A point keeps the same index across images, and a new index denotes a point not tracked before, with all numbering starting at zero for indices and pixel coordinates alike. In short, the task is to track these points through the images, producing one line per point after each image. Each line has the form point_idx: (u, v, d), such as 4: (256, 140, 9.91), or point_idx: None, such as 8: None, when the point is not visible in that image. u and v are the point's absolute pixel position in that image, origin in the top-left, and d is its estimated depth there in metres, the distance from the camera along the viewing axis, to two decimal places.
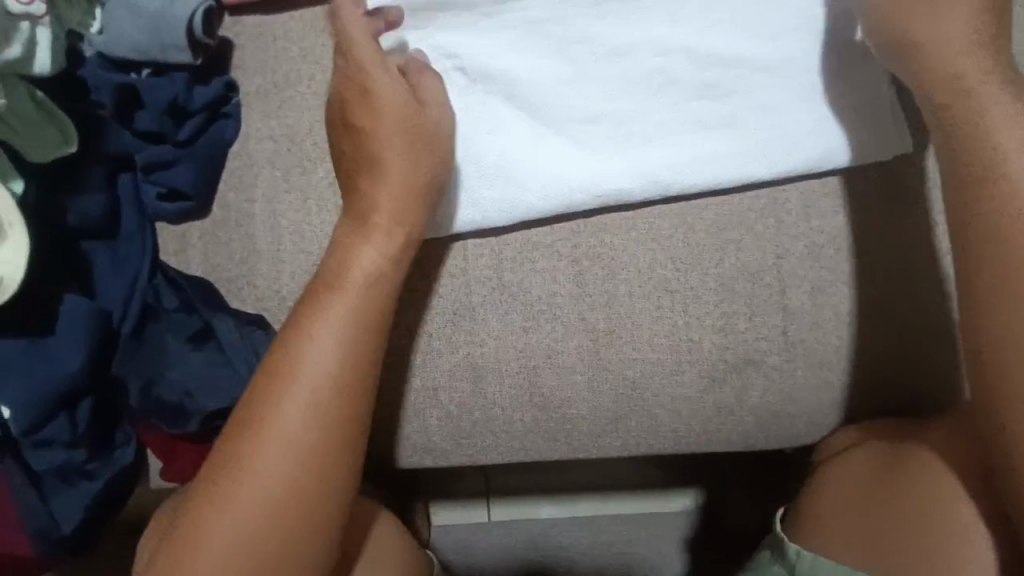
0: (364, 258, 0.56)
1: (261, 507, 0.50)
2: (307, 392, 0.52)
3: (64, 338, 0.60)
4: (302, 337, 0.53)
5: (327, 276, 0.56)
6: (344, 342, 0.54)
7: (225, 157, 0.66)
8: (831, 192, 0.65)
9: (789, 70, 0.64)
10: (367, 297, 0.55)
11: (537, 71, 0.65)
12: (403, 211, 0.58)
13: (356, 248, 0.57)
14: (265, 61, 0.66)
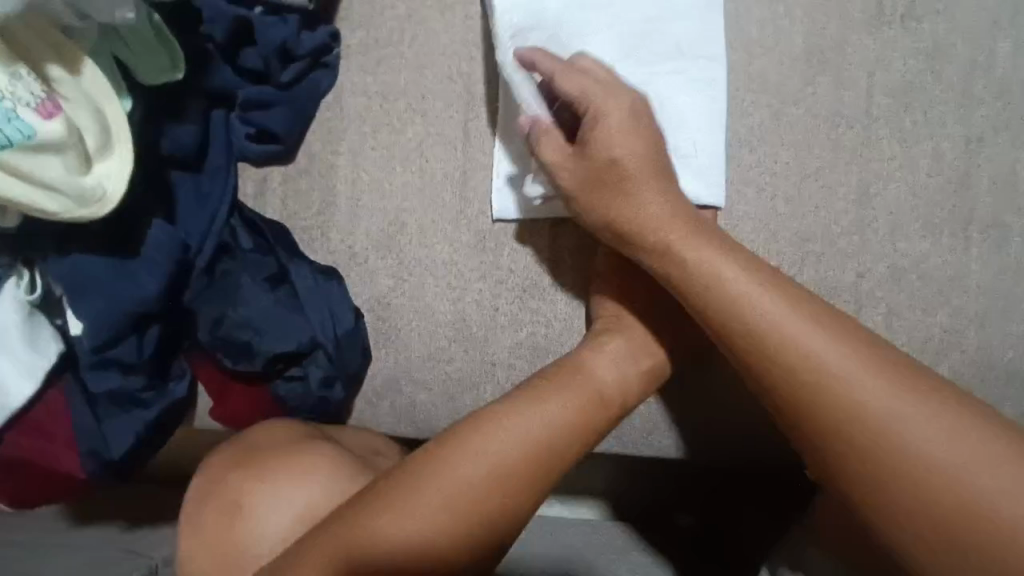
0: (603, 369, 0.57)
1: (425, 523, 0.48)
2: (546, 409, 0.53)
3: (145, 262, 0.60)
4: (543, 403, 0.53)
5: (561, 367, 0.57)
6: (564, 431, 0.53)
7: (317, 106, 0.66)
8: (921, 217, 0.63)
9: (898, 88, 0.63)
10: (596, 399, 0.55)
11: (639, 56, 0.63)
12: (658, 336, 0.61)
13: (599, 362, 0.57)
14: (369, 16, 0.66)
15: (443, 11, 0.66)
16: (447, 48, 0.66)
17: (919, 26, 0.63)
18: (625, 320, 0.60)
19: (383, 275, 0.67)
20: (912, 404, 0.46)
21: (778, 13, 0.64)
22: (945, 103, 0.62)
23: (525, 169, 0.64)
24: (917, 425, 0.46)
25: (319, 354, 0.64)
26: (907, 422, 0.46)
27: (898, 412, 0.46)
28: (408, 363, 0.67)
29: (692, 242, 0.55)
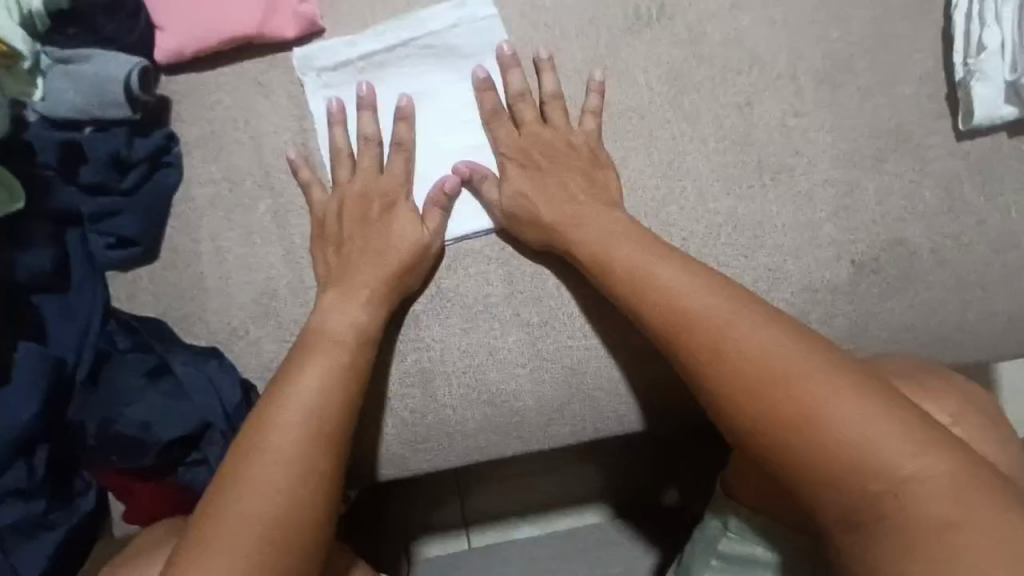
0: (338, 312, 0.66)
1: (254, 524, 0.54)
2: (295, 402, 0.60)
3: (20, 385, 0.62)
4: (294, 378, 0.62)
5: (310, 334, 0.65)
6: (324, 394, 0.62)
7: (168, 203, 0.71)
8: (722, 177, 0.72)
9: (673, 76, 0.73)
10: (336, 336, 0.65)
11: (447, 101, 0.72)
12: (373, 273, 0.67)
13: (338, 300, 0.67)
14: (201, 112, 0.72)
15: (267, 93, 0.72)
16: (280, 124, 0.72)
17: (674, 22, 0.73)
18: (344, 264, 0.68)
19: (265, 343, 0.70)
20: (766, 336, 0.54)
21: (558, 36, 0.73)
22: (715, 80, 0.73)
23: None
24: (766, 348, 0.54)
25: (214, 432, 0.67)
26: (754, 340, 0.54)
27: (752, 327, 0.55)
28: None
29: (588, 220, 0.67)
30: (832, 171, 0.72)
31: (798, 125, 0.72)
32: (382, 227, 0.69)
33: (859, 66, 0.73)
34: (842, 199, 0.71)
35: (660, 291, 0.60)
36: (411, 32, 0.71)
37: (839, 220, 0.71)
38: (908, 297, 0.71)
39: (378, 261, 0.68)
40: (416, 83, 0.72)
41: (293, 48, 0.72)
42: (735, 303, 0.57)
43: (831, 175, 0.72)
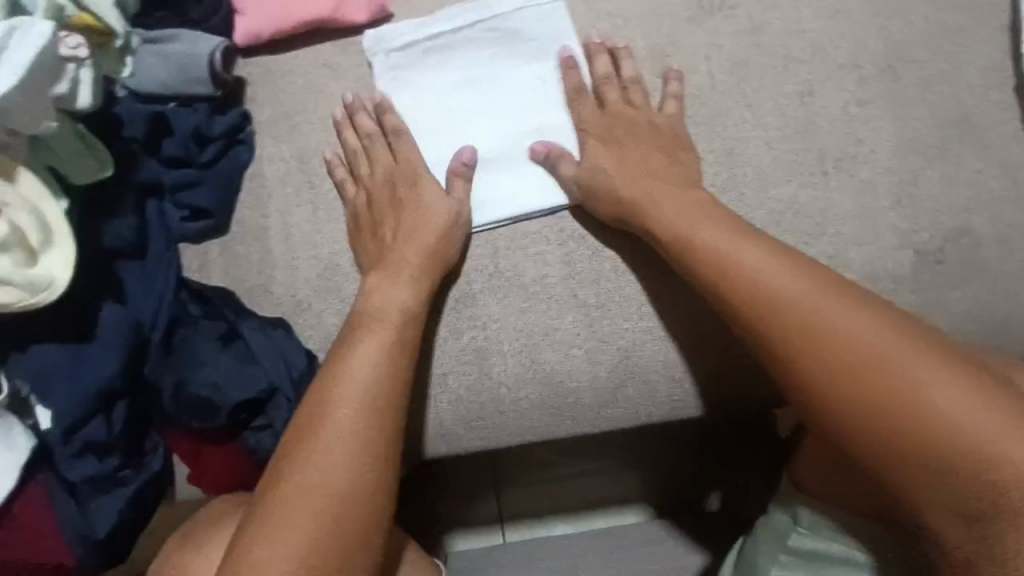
0: (386, 291, 0.67)
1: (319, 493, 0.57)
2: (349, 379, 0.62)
3: (102, 344, 0.65)
4: (345, 356, 0.64)
5: (359, 313, 0.67)
6: (376, 369, 0.63)
7: (240, 179, 0.74)
8: (783, 165, 0.72)
9: (735, 64, 0.73)
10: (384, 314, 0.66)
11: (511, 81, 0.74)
12: (418, 253, 0.69)
13: (389, 280, 0.68)
14: (275, 93, 0.75)
15: (337, 76, 0.75)
16: (348, 106, 0.75)
17: (736, 11, 0.74)
18: (392, 248, 0.70)
19: (328, 316, 0.72)
20: (854, 321, 0.56)
21: (620, 24, 0.74)
22: (777, 68, 0.73)
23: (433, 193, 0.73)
24: (856, 331, 0.56)
25: (279, 398, 0.69)
26: (841, 324, 0.56)
27: (833, 311, 0.57)
28: None
29: (665, 199, 0.68)
30: (895, 160, 0.71)
31: (860, 114, 0.72)
32: (431, 208, 0.71)
33: (923, 56, 0.73)
34: (906, 188, 0.71)
35: (749, 275, 0.61)
36: (477, 15, 0.74)
37: (902, 209, 0.71)
38: (973, 288, 0.70)
39: (428, 240, 0.70)
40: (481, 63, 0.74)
41: (364, 32, 0.75)
42: (819, 286, 0.59)
43: (893, 164, 0.71)
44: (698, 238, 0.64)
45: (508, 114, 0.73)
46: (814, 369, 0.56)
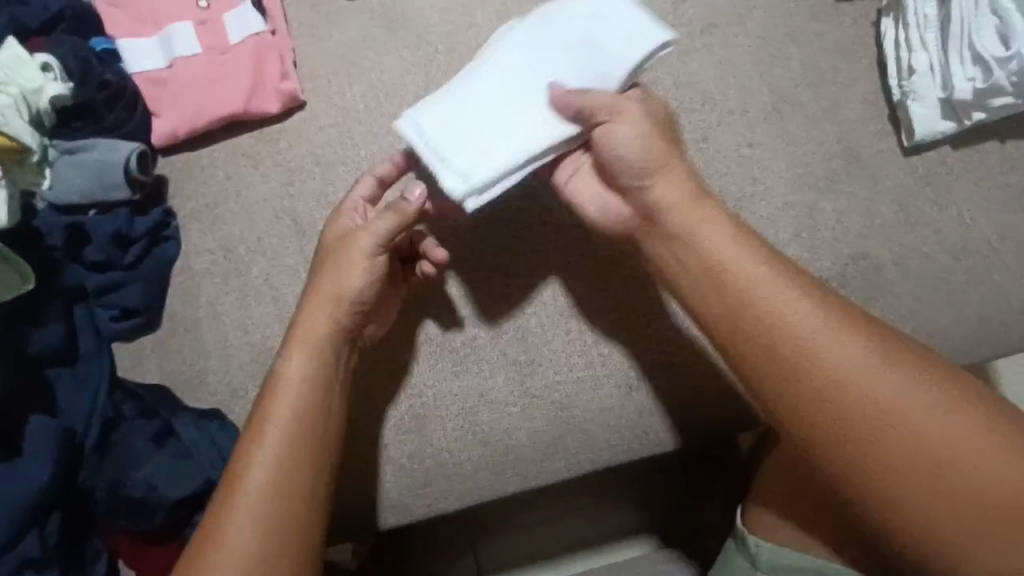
0: (292, 366, 0.62)
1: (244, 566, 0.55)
2: (280, 442, 0.59)
3: (32, 457, 0.65)
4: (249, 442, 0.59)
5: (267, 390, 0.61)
6: (299, 422, 0.60)
7: (169, 273, 0.75)
8: None
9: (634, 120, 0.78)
10: (312, 374, 0.62)
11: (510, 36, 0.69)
12: (325, 333, 0.63)
13: (296, 340, 0.63)
14: (196, 188, 0.77)
15: (256, 165, 0.77)
16: (268, 192, 0.77)
17: None
18: (302, 318, 0.64)
19: None
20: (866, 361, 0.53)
21: None
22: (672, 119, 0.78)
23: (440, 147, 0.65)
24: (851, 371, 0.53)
25: None
26: (851, 354, 0.53)
27: (835, 345, 0.54)
28: None
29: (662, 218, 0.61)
30: (789, 194, 0.76)
31: (752, 154, 0.77)
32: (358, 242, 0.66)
33: (804, 97, 0.78)
34: (804, 221, 0.75)
35: (740, 289, 0.57)
36: None
37: (802, 240, 0.75)
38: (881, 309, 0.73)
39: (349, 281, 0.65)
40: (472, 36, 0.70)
41: (279, 122, 0.78)
42: (821, 312, 0.55)
43: (790, 199, 0.76)
44: (692, 254, 0.60)
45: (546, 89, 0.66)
46: (796, 408, 0.54)
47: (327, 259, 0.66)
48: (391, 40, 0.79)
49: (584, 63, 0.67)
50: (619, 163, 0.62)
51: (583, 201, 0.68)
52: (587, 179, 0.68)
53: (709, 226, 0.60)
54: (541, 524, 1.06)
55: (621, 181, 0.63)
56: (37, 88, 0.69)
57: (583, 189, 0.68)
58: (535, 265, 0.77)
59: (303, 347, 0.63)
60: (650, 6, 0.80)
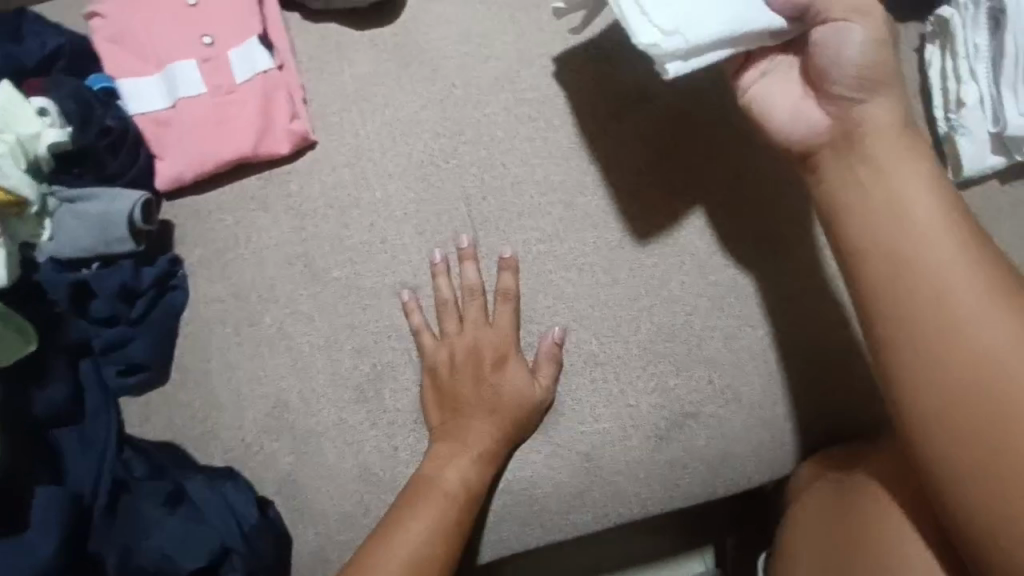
0: (446, 475, 0.67)
1: None
2: (413, 552, 0.64)
3: (38, 529, 0.62)
4: (404, 524, 0.66)
5: (417, 484, 0.68)
6: (437, 538, 0.65)
7: (177, 324, 0.73)
8: (717, 249, 0.73)
9: (662, 153, 0.74)
10: (453, 495, 0.67)
11: None
12: (484, 448, 0.69)
13: (448, 463, 0.68)
14: (204, 233, 0.74)
15: (266, 208, 0.74)
16: (280, 237, 0.74)
17: (654, 105, 0.75)
18: (450, 416, 0.70)
19: (280, 457, 0.71)
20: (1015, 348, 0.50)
21: (543, 127, 0.75)
22: (702, 154, 0.74)
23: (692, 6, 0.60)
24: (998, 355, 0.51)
25: (232, 558, 0.66)
26: (989, 313, 0.52)
27: (988, 314, 0.52)
28: (342, 529, 0.70)
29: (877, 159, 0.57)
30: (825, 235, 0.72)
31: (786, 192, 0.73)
32: (501, 373, 0.70)
33: None
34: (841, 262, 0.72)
35: (915, 239, 0.54)
36: None
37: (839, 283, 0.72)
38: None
39: (492, 407, 0.69)
40: None
41: (289, 164, 0.74)
42: (992, 290, 0.52)
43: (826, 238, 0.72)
44: (854, 191, 0.57)
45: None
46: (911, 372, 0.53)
47: (464, 372, 0.70)
48: (404, 75, 0.75)
49: None
50: (836, 68, 0.58)
51: (774, 105, 0.62)
52: (782, 82, 0.63)
53: (909, 162, 0.57)
54: (556, 558, 1.03)
55: (833, 88, 0.59)
56: (34, 134, 0.65)
57: (778, 96, 0.62)
58: (562, 308, 0.72)
59: (447, 475, 0.68)
60: None
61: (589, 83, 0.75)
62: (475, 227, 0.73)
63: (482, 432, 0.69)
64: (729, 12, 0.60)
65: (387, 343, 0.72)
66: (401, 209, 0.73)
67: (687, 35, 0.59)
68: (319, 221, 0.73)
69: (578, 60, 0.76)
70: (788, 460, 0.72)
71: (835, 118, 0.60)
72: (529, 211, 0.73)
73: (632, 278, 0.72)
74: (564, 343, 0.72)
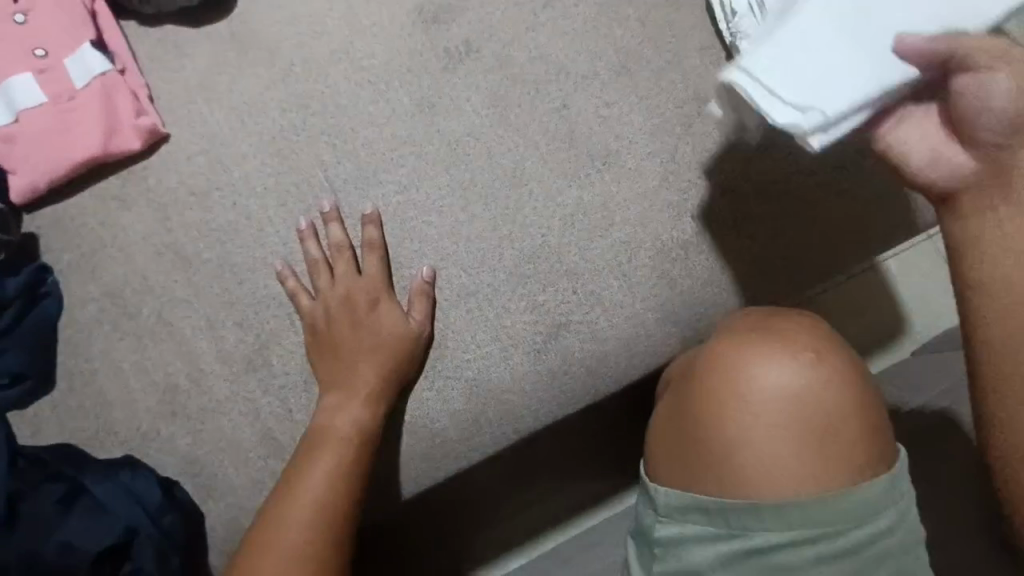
0: (340, 419, 0.72)
1: None
2: (320, 498, 0.70)
3: None
4: (308, 474, 0.70)
5: (314, 434, 0.72)
6: (336, 480, 0.71)
7: (54, 330, 0.74)
8: (561, 173, 0.80)
9: (496, 95, 0.81)
10: (347, 436, 0.71)
11: (828, 36, 0.64)
12: (373, 385, 0.73)
13: (339, 407, 0.72)
14: (69, 240, 0.76)
15: (128, 205, 0.76)
16: (147, 230, 0.76)
17: (481, 54, 0.82)
18: (340, 366, 0.74)
19: (179, 439, 0.73)
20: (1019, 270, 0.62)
21: (383, 89, 0.80)
22: (534, 90, 0.81)
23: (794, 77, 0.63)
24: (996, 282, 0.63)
25: (140, 538, 0.68)
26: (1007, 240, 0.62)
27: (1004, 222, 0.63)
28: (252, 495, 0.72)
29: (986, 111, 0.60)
30: (652, 144, 0.80)
31: (612, 113, 0.81)
32: (377, 313, 0.75)
33: (648, 53, 0.82)
34: (670, 165, 0.80)
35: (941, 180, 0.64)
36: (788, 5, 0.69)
37: (671, 184, 0.79)
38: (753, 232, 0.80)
39: (375, 347, 0.74)
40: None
41: (144, 158, 0.77)
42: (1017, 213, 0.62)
43: (652, 147, 0.80)
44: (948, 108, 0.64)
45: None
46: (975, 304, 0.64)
47: (343, 322, 0.74)
48: (244, 61, 0.80)
49: (855, 84, 0.63)
50: (986, 115, 0.60)
51: (911, 142, 0.65)
52: (922, 126, 0.65)
53: None
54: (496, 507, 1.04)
55: (980, 134, 0.61)
56: None
57: (916, 137, 0.65)
58: (429, 250, 0.78)
59: (336, 422, 0.72)
60: None
61: (420, 43, 0.82)
62: (336, 189, 0.78)
63: (367, 377, 0.73)
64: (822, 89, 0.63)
65: (267, 311, 0.75)
66: (262, 185, 0.77)
67: (824, 105, 0.63)
68: (184, 208, 0.77)
69: (406, 25, 0.82)
70: (657, 349, 0.79)
71: (981, 161, 0.63)
72: (384, 168, 0.79)
73: (489, 211, 0.79)
74: (434, 281, 0.77)
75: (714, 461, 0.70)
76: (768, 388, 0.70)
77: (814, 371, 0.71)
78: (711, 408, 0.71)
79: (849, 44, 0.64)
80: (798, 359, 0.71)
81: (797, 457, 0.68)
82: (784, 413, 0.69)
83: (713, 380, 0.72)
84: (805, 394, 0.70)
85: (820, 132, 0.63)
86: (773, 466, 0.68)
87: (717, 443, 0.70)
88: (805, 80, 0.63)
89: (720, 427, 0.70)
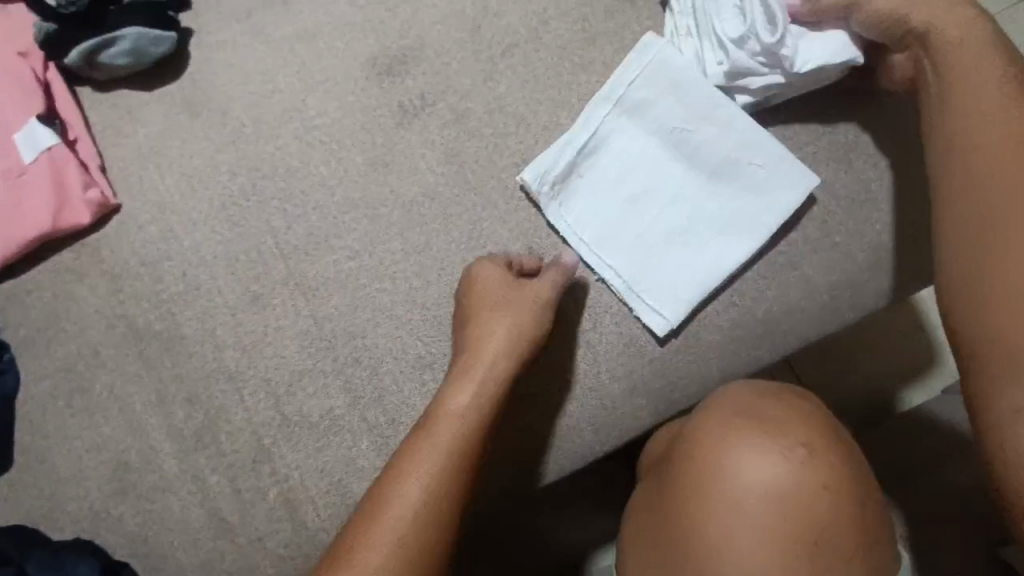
0: (413, 477, 0.65)
1: None
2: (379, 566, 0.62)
3: None
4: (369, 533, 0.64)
5: (377, 498, 0.65)
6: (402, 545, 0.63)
7: (10, 406, 0.74)
8: (520, 235, 0.75)
9: (452, 151, 0.76)
10: (423, 496, 0.65)
11: (637, 154, 0.74)
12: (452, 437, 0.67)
13: (428, 449, 0.66)
14: (25, 314, 0.75)
15: (81, 278, 0.75)
16: (99, 302, 0.75)
17: (437, 107, 0.77)
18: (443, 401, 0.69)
19: (129, 517, 0.71)
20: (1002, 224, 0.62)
21: (335, 148, 0.77)
22: (492, 144, 0.76)
23: (653, 284, 0.73)
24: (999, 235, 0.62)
25: None
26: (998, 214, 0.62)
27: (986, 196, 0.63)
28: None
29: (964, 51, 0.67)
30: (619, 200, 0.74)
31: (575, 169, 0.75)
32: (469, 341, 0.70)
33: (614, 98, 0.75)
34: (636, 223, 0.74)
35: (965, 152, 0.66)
36: (615, 106, 0.74)
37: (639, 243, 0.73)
38: (728, 294, 0.73)
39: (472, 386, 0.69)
40: (630, 137, 0.74)
41: (94, 231, 0.76)
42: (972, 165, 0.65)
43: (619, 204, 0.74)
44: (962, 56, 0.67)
45: (619, 176, 0.74)
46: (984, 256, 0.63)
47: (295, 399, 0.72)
48: (195, 125, 0.78)
49: (685, 256, 0.73)
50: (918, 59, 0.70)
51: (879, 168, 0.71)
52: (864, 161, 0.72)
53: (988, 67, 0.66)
54: None
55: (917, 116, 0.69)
56: None
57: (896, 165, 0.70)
58: (382, 319, 0.74)
59: (411, 475, 0.65)
60: (447, 37, 0.78)
61: (372, 99, 0.78)
62: (285, 256, 0.75)
63: (450, 437, 0.67)
64: (688, 289, 0.72)
65: (216, 386, 0.73)
66: (214, 255, 0.75)
67: (653, 283, 0.73)
68: (135, 280, 0.75)
69: (360, 79, 0.78)
70: (629, 423, 0.73)
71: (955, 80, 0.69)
72: (335, 232, 0.75)
73: (445, 275, 0.75)
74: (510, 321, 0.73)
75: (689, 558, 0.64)
76: (753, 484, 0.64)
77: (810, 477, 0.64)
78: (692, 501, 0.65)
79: (685, 256, 0.73)
80: (795, 460, 0.64)
81: (778, 562, 0.63)
82: (772, 516, 0.63)
83: (706, 474, 0.65)
84: (794, 495, 0.64)
85: (664, 325, 0.72)
86: (748, 569, 0.63)
87: (695, 540, 0.64)
88: (650, 273, 0.73)
89: (699, 525, 0.64)
